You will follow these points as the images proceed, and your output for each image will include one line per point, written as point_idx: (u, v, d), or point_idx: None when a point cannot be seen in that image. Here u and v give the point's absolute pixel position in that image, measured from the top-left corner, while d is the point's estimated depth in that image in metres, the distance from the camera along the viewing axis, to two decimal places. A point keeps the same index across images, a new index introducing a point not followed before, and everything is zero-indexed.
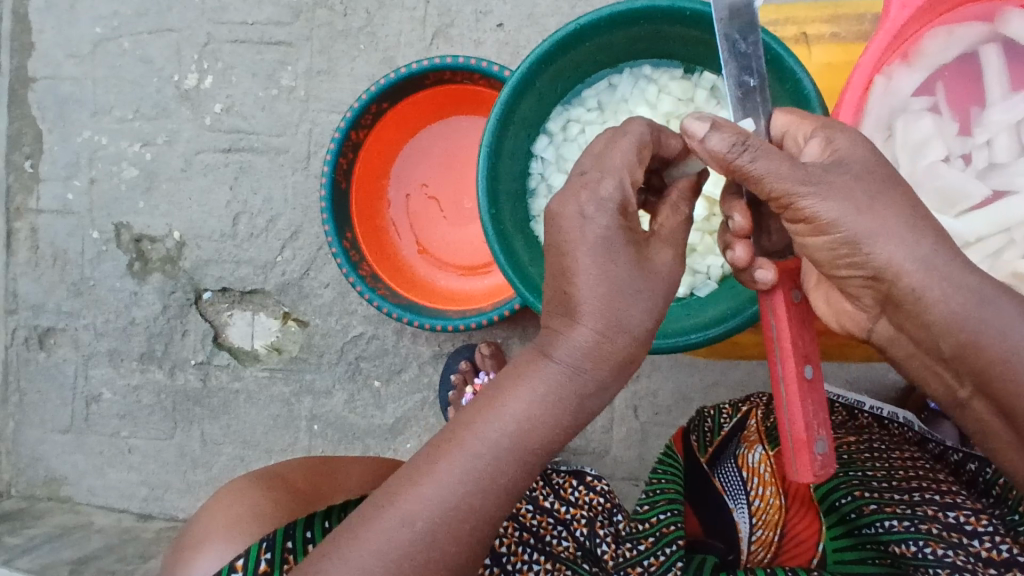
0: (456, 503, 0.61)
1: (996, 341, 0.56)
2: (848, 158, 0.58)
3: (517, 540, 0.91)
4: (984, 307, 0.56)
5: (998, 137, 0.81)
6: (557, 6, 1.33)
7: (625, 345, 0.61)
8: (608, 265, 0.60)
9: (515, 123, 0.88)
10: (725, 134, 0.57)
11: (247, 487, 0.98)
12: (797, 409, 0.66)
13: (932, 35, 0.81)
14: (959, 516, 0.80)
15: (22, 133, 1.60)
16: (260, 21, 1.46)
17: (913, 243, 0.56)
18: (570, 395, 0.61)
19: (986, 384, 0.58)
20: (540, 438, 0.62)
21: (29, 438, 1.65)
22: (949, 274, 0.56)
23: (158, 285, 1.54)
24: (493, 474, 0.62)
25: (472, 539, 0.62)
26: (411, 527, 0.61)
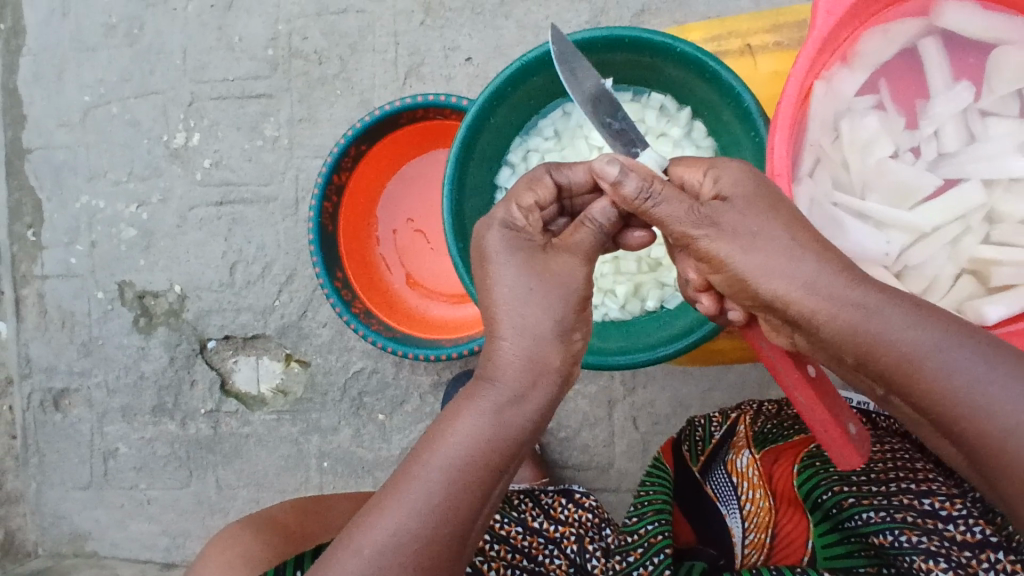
0: (403, 528, 0.67)
1: (885, 350, 0.60)
2: (743, 188, 0.67)
3: (506, 564, 0.96)
4: (872, 319, 0.61)
5: (946, 127, 0.83)
6: (521, 35, 1.38)
7: (535, 353, 0.69)
8: (515, 283, 0.70)
9: (475, 158, 0.92)
10: (633, 180, 0.69)
11: (242, 531, 1.02)
12: (818, 408, 0.71)
13: (868, 35, 0.83)
14: (933, 503, 0.84)
15: (22, 203, 1.66)
16: (240, 76, 1.52)
17: (792, 268, 0.63)
18: (500, 408, 0.69)
19: (897, 388, 0.61)
20: (472, 455, 0.68)
21: (50, 497, 1.69)
22: (830, 291, 0.62)
23: (163, 338, 1.59)
24: (430, 496, 0.68)
25: (418, 563, 0.67)
26: (360, 556, 0.67)
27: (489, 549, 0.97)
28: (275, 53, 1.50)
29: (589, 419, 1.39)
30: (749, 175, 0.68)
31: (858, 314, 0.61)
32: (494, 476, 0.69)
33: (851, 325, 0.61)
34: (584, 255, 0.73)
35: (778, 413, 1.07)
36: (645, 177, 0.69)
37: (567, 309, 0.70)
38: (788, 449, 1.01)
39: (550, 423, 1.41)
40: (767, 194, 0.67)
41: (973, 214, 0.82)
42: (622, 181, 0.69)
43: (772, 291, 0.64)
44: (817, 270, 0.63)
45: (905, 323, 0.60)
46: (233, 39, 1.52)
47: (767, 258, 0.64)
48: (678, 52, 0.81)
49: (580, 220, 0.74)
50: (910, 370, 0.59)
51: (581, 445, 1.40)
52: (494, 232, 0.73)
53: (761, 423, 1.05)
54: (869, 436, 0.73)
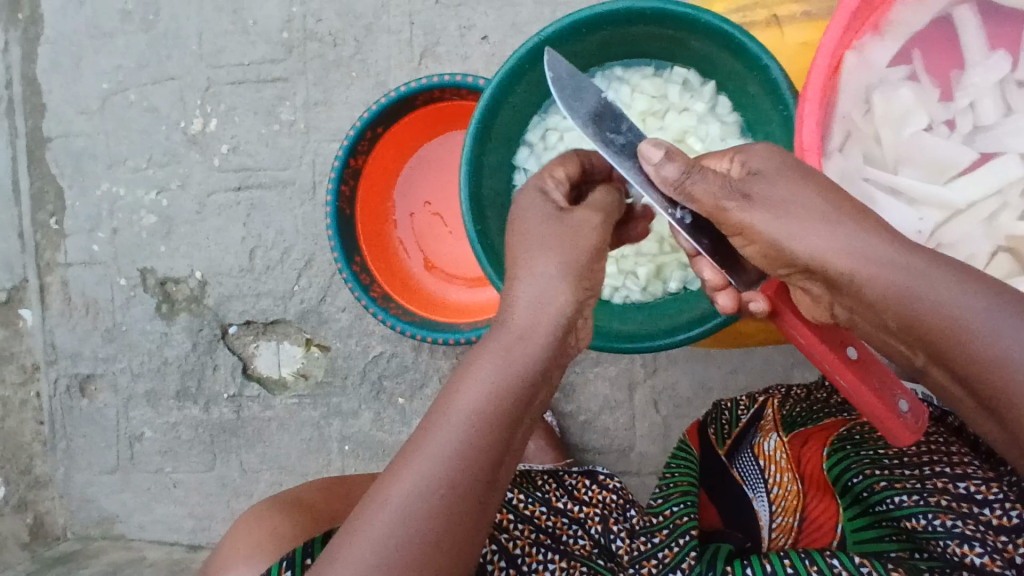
0: (429, 473, 0.64)
1: (932, 312, 0.60)
2: (770, 163, 0.70)
3: (531, 541, 0.96)
4: (917, 282, 0.62)
5: (982, 99, 0.80)
6: (539, 12, 1.36)
7: (548, 293, 0.70)
8: (535, 233, 0.74)
9: (493, 139, 0.91)
10: (675, 163, 0.71)
11: (266, 510, 1.03)
12: (859, 387, 0.75)
13: (903, 3, 0.78)
14: (969, 486, 0.83)
15: (43, 191, 1.67)
16: (255, 60, 1.51)
17: (828, 233, 0.66)
18: (520, 346, 0.68)
19: (940, 353, 0.62)
20: (491, 394, 0.66)
21: (79, 481, 1.72)
22: (870, 254, 0.64)
23: (186, 324, 1.60)
24: (451, 438, 0.65)
25: (444, 509, 0.64)
26: (386, 506, 0.64)
27: (512, 528, 0.98)
28: (290, 36, 1.49)
29: (610, 402, 1.38)
30: (772, 150, 0.71)
31: (903, 276, 0.62)
32: (514, 420, 0.67)
33: (895, 286, 0.62)
34: (601, 211, 0.76)
35: (807, 397, 1.08)
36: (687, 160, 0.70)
37: (579, 252, 0.72)
38: (817, 433, 1.00)
39: (570, 407, 1.40)
40: (797, 165, 0.70)
41: (1011, 188, 0.79)
42: (664, 163, 0.71)
43: (810, 250, 0.66)
44: (856, 232, 0.65)
45: (953, 287, 0.60)
46: (248, 23, 1.51)
47: (805, 222, 0.66)
48: (701, 23, 0.78)
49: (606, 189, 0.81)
50: (954, 330, 0.59)
51: (602, 428, 1.38)
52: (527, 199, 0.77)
53: (789, 406, 1.06)
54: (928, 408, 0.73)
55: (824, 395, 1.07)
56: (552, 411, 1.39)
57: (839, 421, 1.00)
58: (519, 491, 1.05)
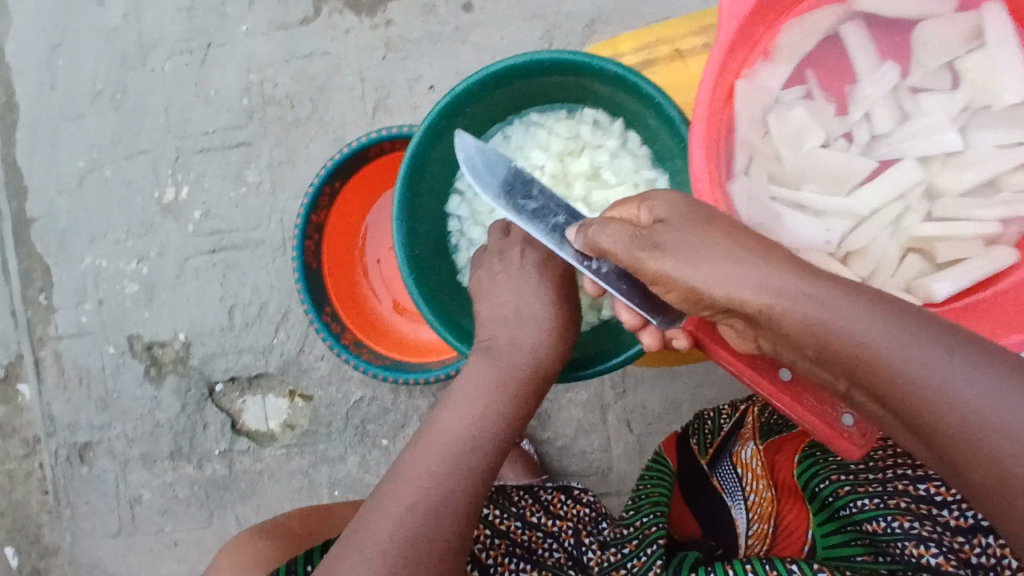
0: (443, 448, 0.84)
1: (849, 343, 0.60)
2: (677, 209, 0.71)
3: (504, 552, 1.00)
4: (830, 312, 0.60)
5: (875, 110, 0.83)
6: (480, 59, 1.42)
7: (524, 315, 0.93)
8: (513, 292, 0.93)
9: (423, 192, 0.96)
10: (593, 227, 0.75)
11: (250, 539, 1.06)
12: (796, 409, 0.74)
13: (786, 29, 0.83)
14: (928, 488, 0.85)
15: (32, 270, 1.74)
16: (220, 127, 1.58)
17: (739, 270, 0.63)
18: (503, 351, 0.91)
19: (865, 382, 0.61)
20: (488, 389, 0.88)
21: (84, 548, 1.76)
22: (782, 287, 0.62)
23: (174, 385, 1.65)
24: (462, 424, 0.86)
25: (458, 474, 0.82)
26: (412, 477, 0.82)
27: (488, 540, 1.01)
28: (250, 102, 1.56)
29: (584, 426, 1.41)
30: (675, 200, 0.72)
31: (810, 307, 0.61)
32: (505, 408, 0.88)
33: (805, 319, 0.61)
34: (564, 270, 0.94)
35: None
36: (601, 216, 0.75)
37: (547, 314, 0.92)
38: (792, 439, 1.06)
39: (546, 434, 1.42)
40: (699, 211, 0.69)
41: (912, 191, 0.82)
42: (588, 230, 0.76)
43: (719, 288, 0.64)
44: (766, 268, 0.63)
45: (862, 315, 0.60)
46: (210, 93, 1.59)
47: (711, 259, 0.64)
48: (597, 69, 0.84)
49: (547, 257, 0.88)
50: (869, 358, 0.59)
51: (580, 452, 1.41)
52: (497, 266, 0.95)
53: (766, 415, 1.13)
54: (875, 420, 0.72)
55: None
56: (529, 440, 1.42)
57: None
58: (495, 506, 1.07)
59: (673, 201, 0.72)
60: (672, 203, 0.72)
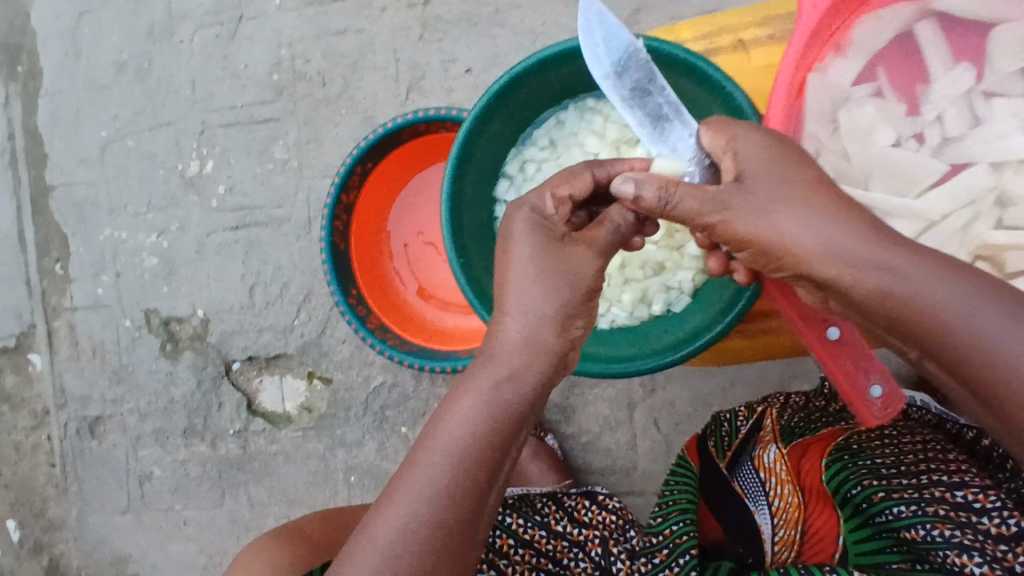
0: (416, 512, 0.68)
1: (915, 307, 0.61)
2: (759, 156, 0.70)
3: (531, 567, 0.97)
4: (898, 280, 0.62)
5: (947, 111, 0.81)
6: (518, 43, 1.39)
7: (545, 334, 0.73)
8: (533, 262, 0.75)
9: (471, 173, 0.94)
10: (651, 187, 0.71)
11: (268, 541, 1.04)
12: (829, 365, 0.76)
13: (861, 22, 0.81)
14: (966, 495, 0.81)
15: (48, 239, 1.71)
16: (247, 102, 1.55)
17: (810, 230, 0.66)
18: (507, 385, 0.72)
19: (930, 348, 0.61)
20: (481, 437, 0.70)
21: (92, 522, 1.74)
22: (850, 252, 0.64)
23: (190, 362, 1.62)
24: (442, 479, 0.69)
25: (433, 547, 0.68)
26: (375, 545, 0.68)
27: (513, 553, 0.98)
28: (279, 78, 1.53)
29: (610, 422, 1.39)
30: (761, 139, 0.70)
31: (885, 277, 0.62)
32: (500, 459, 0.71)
33: (879, 288, 0.63)
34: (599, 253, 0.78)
35: (804, 405, 1.07)
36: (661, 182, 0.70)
37: (574, 295, 0.74)
38: (816, 443, 0.98)
39: (571, 428, 1.41)
40: (781, 161, 0.69)
41: (983, 197, 0.80)
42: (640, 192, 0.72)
43: (795, 252, 0.67)
44: (839, 231, 0.65)
45: (931, 281, 0.61)
46: (238, 67, 1.55)
47: (790, 225, 0.66)
48: (664, 53, 0.85)
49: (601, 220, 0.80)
50: (938, 327, 0.60)
51: (604, 448, 1.39)
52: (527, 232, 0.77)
53: (787, 417, 1.05)
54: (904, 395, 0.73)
55: (824, 403, 1.06)
56: (552, 434, 1.40)
57: (838, 431, 0.98)
58: (519, 515, 1.04)
59: (758, 148, 0.70)
60: (758, 147, 0.70)
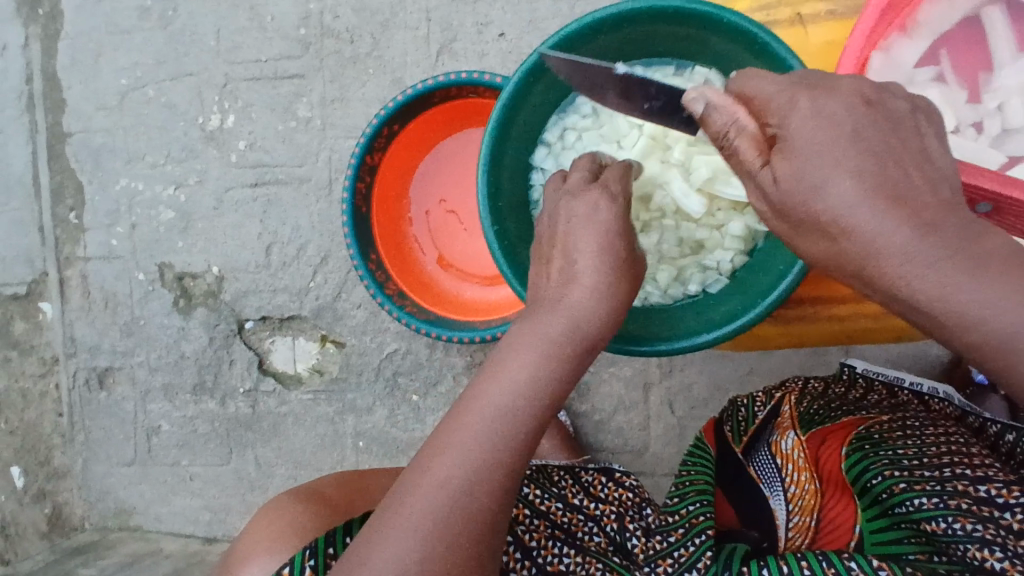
0: (490, 453, 0.69)
1: (962, 330, 0.57)
2: (827, 124, 0.61)
3: (547, 535, 0.95)
4: (956, 295, 0.57)
5: (1011, 101, 0.79)
6: (556, 9, 1.35)
7: (602, 293, 0.75)
8: (586, 214, 0.78)
9: (513, 137, 0.93)
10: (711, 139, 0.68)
11: (288, 502, 1.04)
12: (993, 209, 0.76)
13: (932, 2, 0.78)
14: (990, 490, 0.79)
15: (63, 186, 1.69)
16: (272, 56, 1.51)
17: (872, 223, 0.59)
18: (569, 340, 0.74)
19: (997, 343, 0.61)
20: (548, 385, 0.73)
21: (97, 473, 1.74)
22: (909, 257, 0.58)
23: (202, 318, 1.61)
24: (513, 421, 0.71)
25: (503, 484, 0.69)
26: (447, 485, 0.68)
27: (528, 521, 0.96)
28: (307, 33, 1.49)
29: (624, 402, 1.37)
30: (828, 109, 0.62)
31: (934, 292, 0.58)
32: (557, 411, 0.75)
33: (928, 299, 0.58)
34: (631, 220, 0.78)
35: (824, 393, 1.06)
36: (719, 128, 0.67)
37: (624, 255, 0.76)
38: (835, 432, 0.96)
39: (584, 406, 1.39)
40: (850, 132, 0.61)
41: None
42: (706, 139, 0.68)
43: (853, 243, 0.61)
44: (901, 228, 0.58)
45: (990, 300, 0.55)
46: (265, 19, 1.51)
47: (851, 215, 0.60)
48: (726, 23, 0.83)
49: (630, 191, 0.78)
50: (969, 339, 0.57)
51: (617, 428, 1.38)
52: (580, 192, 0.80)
53: (806, 404, 1.03)
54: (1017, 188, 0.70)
55: (843, 391, 1.06)
56: (565, 411, 1.39)
57: (856, 420, 0.97)
58: (536, 486, 1.03)
59: (824, 114, 0.62)
60: (796, 119, 0.62)
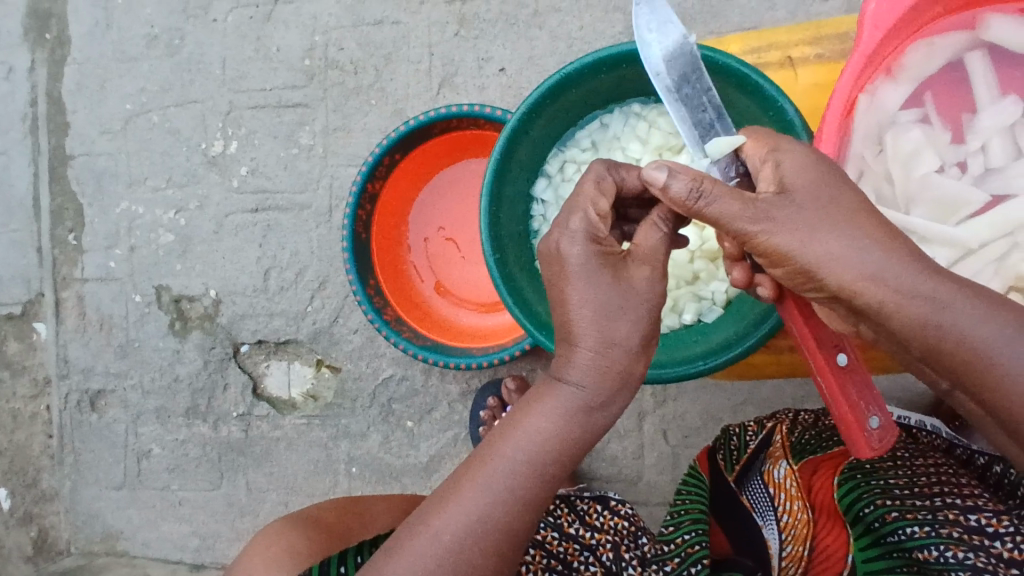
0: (484, 514, 0.70)
1: (956, 344, 0.60)
2: (806, 174, 0.66)
3: (543, 568, 0.97)
4: (941, 313, 0.60)
5: (992, 142, 0.83)
6: (555, 46, 1.40)
7: (619, 361, 0.71)
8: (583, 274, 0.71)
9: (514, 169, 0.96)
10: (682, 179, 0.66)
11: (283, 527, 1.03)
12: (839, 390, 0.73)
13: (913, 48, 0.83)
14: (980, 519, 0.81)
15: (64, 209, 1.70)
16: (276, 86, 1.55)
17: (858, 253, 0.62)
18: (583, 411, 0.72)
19: (963, 380, 0.61)
20: (553, 451, 0.72)
21: (86, 495, 1.72)
22: (896, 283, 0.61)
23: (197, 341, 1.61)
24: (512, 486, 0.71)
25: (496, 547, 0.71)
26: (439, 541, 0.70)
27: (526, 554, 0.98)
28: (311, 64, 1.53)
29: (619, 430, 1.38)
30: (811, 159, 0.67)
31: (926, 308, 0.61)
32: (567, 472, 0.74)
33: (917, 318, 0.61)
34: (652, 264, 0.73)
35: (815, 423, 1.03)
36: (695, 176, 0.65)
37: (649, 320, 0.72)
38: (828, 461, 0.97)
39: None
40: (829, 184, 0.65)
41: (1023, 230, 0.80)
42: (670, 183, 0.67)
43: (836, 277, 0.63)
44: (885, 257, 0.62)
45: (974, 316, 0.60)
46: (270, 50, 1.55)
47: (836, 249, 0.63)
48: (719, 64, 0.87)
49: (652, 221, 0.74)
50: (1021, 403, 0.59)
51: (611, 456, 1.39)
52: (575, 247, 0.72)
53: (798, 433, 1.01)
54: (894, 431, 0.73)
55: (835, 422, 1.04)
56: None
57: (851, 449, 0.97)
58: None
59: (805, 162, 0.66)
60: (804, 167, 0.66)
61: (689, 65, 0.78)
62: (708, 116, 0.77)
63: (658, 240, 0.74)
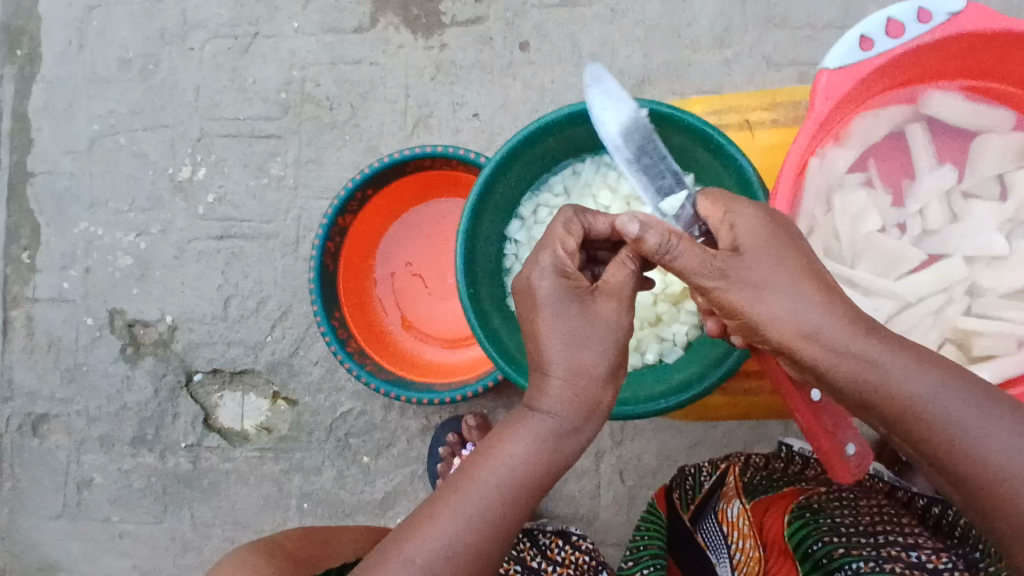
0: (456, 539, 0.71)
1: (887, 398, 0.66)
2: (755, 234, 0.70)
3: None
4: (873, 369, 0.65)
5: (928, 206, 0.91)
6: (527, 95, 1.46)
7: (588, 389, 0.74)
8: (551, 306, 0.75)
9: (490, 209, 1.00)
10: (654, 234, 0.70)
11: (246, 551, 1.00)
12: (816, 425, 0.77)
13: (860, 118, 0.90)
14: (919, 555, 0.86)
15: (19, 227, 1.66)
16: (251, 116, 1.56)
17: (801, 311, 0.67)
18: (554, 437, 0.74)
19: (895, 427, 0.67)
20: (525, 476, 0.74)
21: (24, 524, 1.63)
22: (835, 341, 0.66)
23: (150, 368, 1.57)
24: (484, 510, 0.72)
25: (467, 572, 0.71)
26: (410, 566, 0.70)
27: None
28: (287, 97, 1.55)
29: (577, 469, 1.40)
30: (760, 220, 0.71)
31: (861, 366, 0.66)
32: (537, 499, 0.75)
33: (852, 374, 0.66)
34: (618, 300, 0.76)
35: (766, 467, 1.11)
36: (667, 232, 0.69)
37: (617, 353, 0.75)
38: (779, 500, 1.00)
39: None
40: (775, 244, 0.70)
41: (955, 287, 0.89)
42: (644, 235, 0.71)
43: (780, 334, 0.68)
44: (825, 315, 0.67)
45: (902, 370, 0.65)
46: (246, 81, 1.57)
47: (781, 309, 0.67)
48: (683, 122, 0.94)
49: (621, 259, 0.78)
50: (945, 443, 0.65)
51: (568, 495, 1.40)
52: (545, 280, 0.76)
53: (749, 474, 1.08)
54: (870, 452, 0.77)
55: (783, 467, 1.12)
56: None
57: (798, 490, 1.02)
58: None
59: (754, 224, 0.71)
60: (752, 229, 0.71)
61: (644, 136, 0.85)
62: (668, 181, 0.84)
63: (626, 277, 0.78)
